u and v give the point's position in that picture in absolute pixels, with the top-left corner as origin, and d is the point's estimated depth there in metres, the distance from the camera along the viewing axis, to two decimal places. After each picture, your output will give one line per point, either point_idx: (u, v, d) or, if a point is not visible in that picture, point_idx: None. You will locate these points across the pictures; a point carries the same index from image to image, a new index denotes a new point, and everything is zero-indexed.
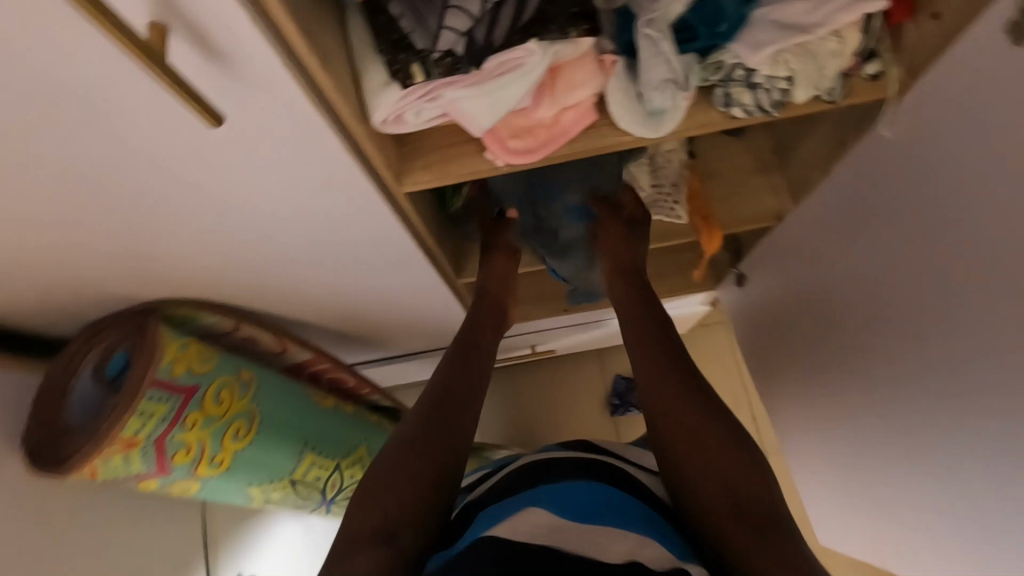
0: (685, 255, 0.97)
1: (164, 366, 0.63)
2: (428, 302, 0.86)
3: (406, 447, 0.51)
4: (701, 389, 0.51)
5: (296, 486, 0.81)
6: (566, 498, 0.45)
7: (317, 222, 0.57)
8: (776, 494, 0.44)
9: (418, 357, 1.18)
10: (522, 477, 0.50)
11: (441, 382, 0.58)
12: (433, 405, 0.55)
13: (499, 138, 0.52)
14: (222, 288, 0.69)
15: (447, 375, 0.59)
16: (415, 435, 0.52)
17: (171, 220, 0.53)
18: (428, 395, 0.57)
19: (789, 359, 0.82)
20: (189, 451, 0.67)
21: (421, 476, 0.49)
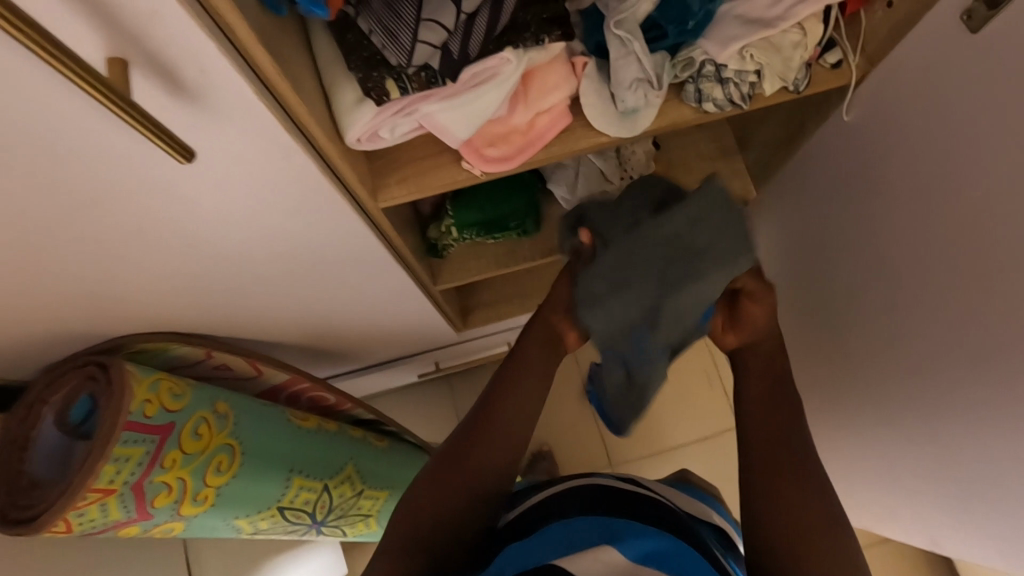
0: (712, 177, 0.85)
1: (136, 407, 0.59)
2: (405, 311, 0.84)
3: (439, 465, 0.52)
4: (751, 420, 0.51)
5: (285, 512, 0.78)
6: (623, 534, 0.44)
7: (292, 244, 0.55)
8: (837, 527, 0.44)
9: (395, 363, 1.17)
10: (576, 505, 0.49)
11: (462, 437, 0.53)
12: (462, 436, 0.53)
13: (475, 148, 0.51)
14: (192, 318, 0.66)
15: (468, 430, 0.53)
16: (447, 451, 0.53)
17: (135, 256, 0.50)
18: (448, 446, 0.53)
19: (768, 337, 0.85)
20: (171, 491, 0.63)
21: (452, 490, 0.50)
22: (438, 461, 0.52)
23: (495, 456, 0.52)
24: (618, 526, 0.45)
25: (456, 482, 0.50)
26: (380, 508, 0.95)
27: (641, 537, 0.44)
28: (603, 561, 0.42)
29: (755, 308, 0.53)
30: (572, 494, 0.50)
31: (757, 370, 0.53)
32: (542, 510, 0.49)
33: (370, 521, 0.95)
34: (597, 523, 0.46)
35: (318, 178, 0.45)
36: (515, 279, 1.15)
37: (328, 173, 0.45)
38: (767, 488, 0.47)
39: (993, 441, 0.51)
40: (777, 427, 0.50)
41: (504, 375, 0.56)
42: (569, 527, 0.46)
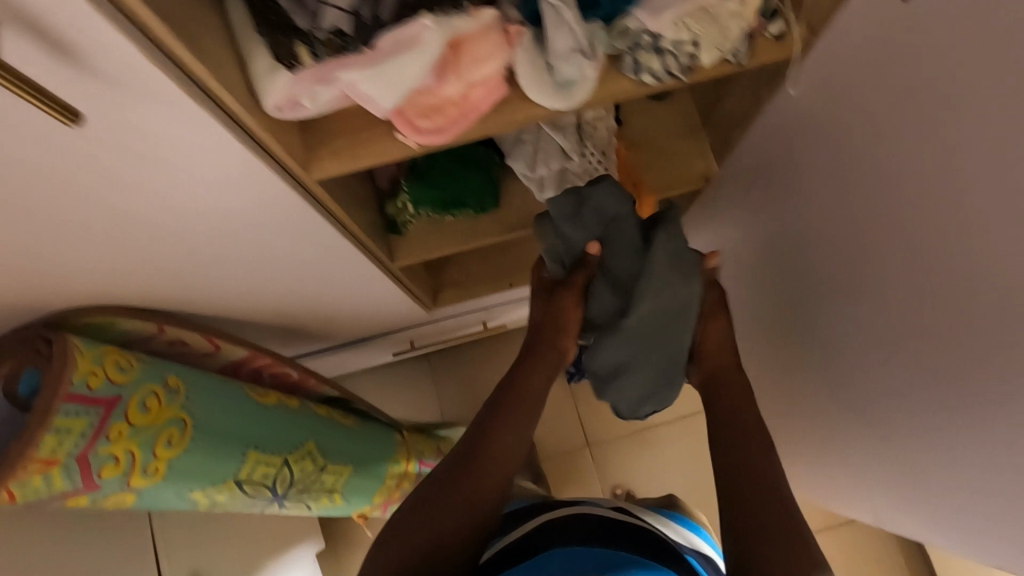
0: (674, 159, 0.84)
1: (78, 380, 0.59)
2: (368, 289, 0.85)
3: (445, 476, 0.60)
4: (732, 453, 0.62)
5: (243, 486, 0.79)
6: (618, 566, 0.55)
7: (233, 221, 0.56)
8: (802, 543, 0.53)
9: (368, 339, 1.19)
10: (585, 533, 0.60)
11: (468, 450, 0.62)
12: (468, 450, 0.62)
13: (407, 119, 0.50)
14: (141, 294, 0.66)
15: (473, 445, 0.62)
16: (451, 472, 0.60)
17: (74, 235, 0.50)
18: (453, 459, 0.61)
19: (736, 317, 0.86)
20: (118, 463, 0.63)
21: (458, 507, 0.57)
22: (447, 478, 0.59)
23: (497, 471, 0.61)
24: (616, 557, 0.56)
25: (470, 496, 0.59)
26: (345, 483, 0.96)
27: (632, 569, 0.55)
28: None
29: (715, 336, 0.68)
30: (581, 523, 0.62)
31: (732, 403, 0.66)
32: (556, 532, 0.61)
33: (335, 497, 0.96)
34: (597, 552, 0.57)
35: (239, 149, 0.45)
36: (485, 258, 1.15)
37: (247, 141, 0.45)
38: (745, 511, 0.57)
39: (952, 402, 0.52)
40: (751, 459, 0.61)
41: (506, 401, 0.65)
42: (573, 551, 0.57)
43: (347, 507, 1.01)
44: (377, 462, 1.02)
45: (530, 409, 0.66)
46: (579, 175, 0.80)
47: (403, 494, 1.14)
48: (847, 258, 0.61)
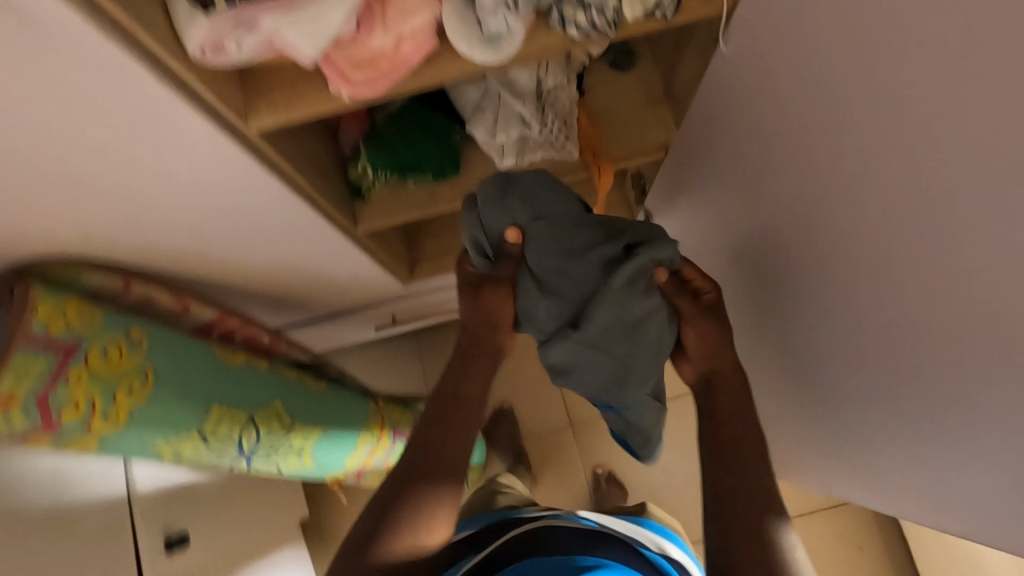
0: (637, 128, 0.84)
1: (38, 325, 0.63)
2: (334, 252, 0.88)
3: (396, 488, 0.57)
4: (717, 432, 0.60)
5: (208, 439, 0.82)
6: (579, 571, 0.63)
7: (182, 176, 0.59)
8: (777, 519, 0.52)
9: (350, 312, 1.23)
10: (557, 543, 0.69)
11: (416, 456, 0.59)
12: (417, 455, 0.59)
13: (339, 70, 0.51)
14: (104, 248, 0.70)
15: (421, 450, 0.59)
16: (400, 480, 0.58)
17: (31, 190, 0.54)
18: (401, 469, 0.59)
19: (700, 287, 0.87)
20: (79, 407, 0.66)
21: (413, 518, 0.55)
22: (412, 488, 0.56)
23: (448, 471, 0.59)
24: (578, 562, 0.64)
25: (446, 503, 0.57)
26: (314, 444, 0.99)
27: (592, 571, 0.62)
28: None
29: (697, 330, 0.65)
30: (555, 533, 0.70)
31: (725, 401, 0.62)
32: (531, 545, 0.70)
33: (304, 458, 0.99)
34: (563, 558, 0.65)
35: (167, 96, 0.47)
36: (460, 233, 1.16)
37: (176, 87, 0.48)
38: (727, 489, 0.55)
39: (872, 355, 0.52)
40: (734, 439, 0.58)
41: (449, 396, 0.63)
42: (543, 560, 0.66)
43: (318, 468, 1.04)
44: (349, 425, 1.05)
45: (472, 401, 0.64)
46: (540, 142, 0.81)
47: (378, 462, 1.16)
48: (794, 212, 0.61)
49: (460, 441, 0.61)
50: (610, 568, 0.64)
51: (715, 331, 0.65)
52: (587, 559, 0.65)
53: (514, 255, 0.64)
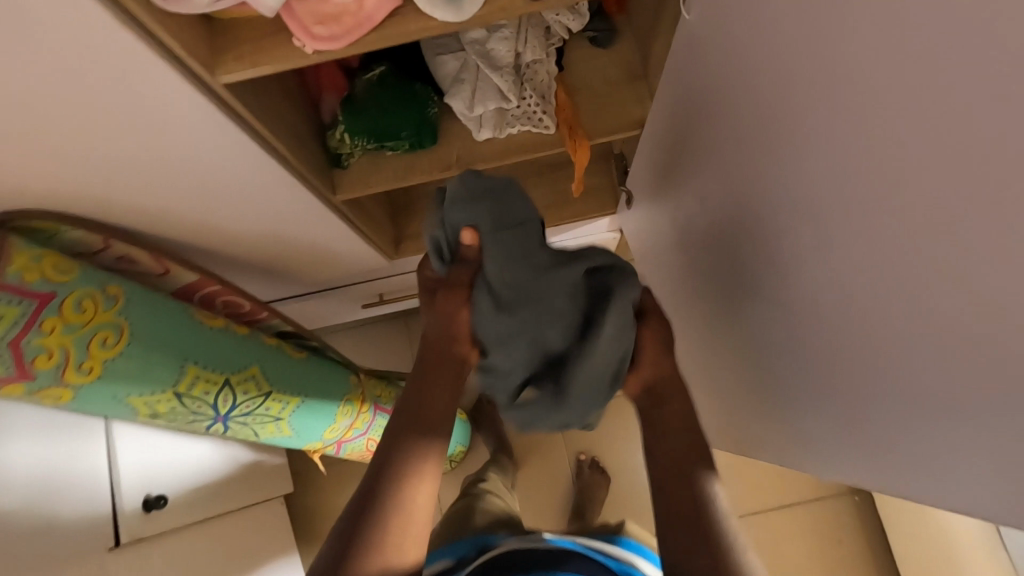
0: (615, 107, 0.85)
1: (11, 273, 0.65)
2: (311, 221, 0.89)
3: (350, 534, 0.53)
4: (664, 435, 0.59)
5: (183, 399, 0.83)
6: None
7: (151, 129, 0.60)
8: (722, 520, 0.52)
9: (336, 290, 1.24)
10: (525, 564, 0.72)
11: (371, 497, 0.54)
12: (371, 495, 0.55)
13: (303, 24, 0.53)
14: (82, 203, 0.71)
15: (376, 490, 0.55)
16: (352, 524, 0.53)
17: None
18: (353, 513, 0.54)
19: (670, 269, 0.87)
20: (51, 356, 0.68)
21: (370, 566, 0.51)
22: (379, 515, 0.53)
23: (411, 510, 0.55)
24: None
25: (417, 526, 0.54)
26: (292, 413, 1.00)
27: None
28: None
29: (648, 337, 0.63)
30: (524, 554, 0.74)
31: (670, 406, 0.61)
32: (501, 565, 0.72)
33: (281, 425, 1.01)
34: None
35: (131, 42, 0.49)
36: None
37: (141, 32, 0.49)
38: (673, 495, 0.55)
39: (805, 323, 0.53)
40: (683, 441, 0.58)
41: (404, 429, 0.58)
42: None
43: (296, 437, 1.06)
44: (328, 396, 1.06)
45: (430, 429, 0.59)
46: (519, 116, 0.82)
47: (358, 435, 1.17)
48: None
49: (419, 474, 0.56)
50: None
51: (666, 339, 0.63)
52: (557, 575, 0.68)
53: (468, 260, 0.61)
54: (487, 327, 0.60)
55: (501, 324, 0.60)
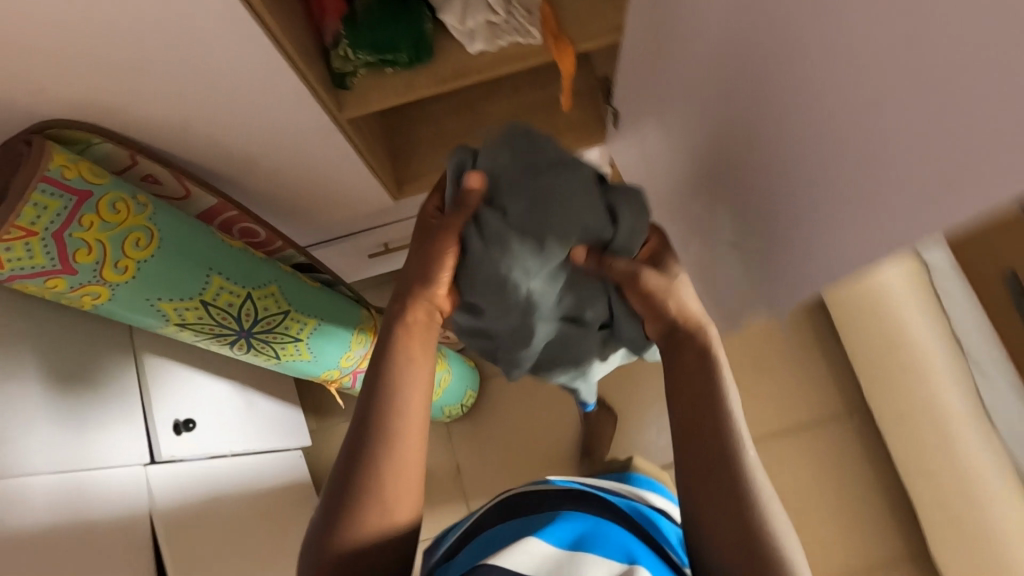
0: (596, 16, 0.91)
1: (53, 168, 0.70)
2: (320, 144, 0.95)
3: (345, 466, 0.59)
4: (693, 415, 0.59)
5: (210, 308, 0.89)
6: (541, 520, 0.64)
7: (173, 15, 0.66)
8: (738, 484, 0.56)
9: (349, 238, 1.31)
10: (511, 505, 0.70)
11: (363, 437, 0.60)
12: (363, 436, 0.60)
13: None
14: (110, 114, 0.77)
15: (366, 432, 0.60)
16: (347, 462, 0.59)
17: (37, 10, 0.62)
18: (347, 447, 0.60)
19: (657, 173, 0.93)
20: (90, 251, 0.74)
21: (365, 499, 0.57)
22: (360, 493, 0.58)
23: (405, 452, 0.59)
24: (535, 522, 0.64)
25: (406, 492, 0.59)
26: (310, 334, 1.05)
27: (554, 531, 0.60)
28: (529, 551, 0.57)
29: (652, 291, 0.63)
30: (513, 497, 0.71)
31: (683, 372, 0.61)
32: (492, 512, 0.70)
33: (301, 348, 1.06)
34: (520, 521, 0.65)
35: None
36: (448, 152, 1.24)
37: None
38: (699, 481, 0.57)
39: (763, 148, 0.58)
40: (703, 419, 0.59)
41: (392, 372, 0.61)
42: (501, 532, 0.65)
43: (314, 363, 1.11)
44: (342, 322, 1.11)
45: (419, 373, 0.62)
46: (508, 30, 0.89)
47: None
48: None
49: (409, 417, 0.60)
50: (571, 521, 0.63)
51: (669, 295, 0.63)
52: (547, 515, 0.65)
53: (468, 204, 0.62)
54: (482, 276, 0.63)
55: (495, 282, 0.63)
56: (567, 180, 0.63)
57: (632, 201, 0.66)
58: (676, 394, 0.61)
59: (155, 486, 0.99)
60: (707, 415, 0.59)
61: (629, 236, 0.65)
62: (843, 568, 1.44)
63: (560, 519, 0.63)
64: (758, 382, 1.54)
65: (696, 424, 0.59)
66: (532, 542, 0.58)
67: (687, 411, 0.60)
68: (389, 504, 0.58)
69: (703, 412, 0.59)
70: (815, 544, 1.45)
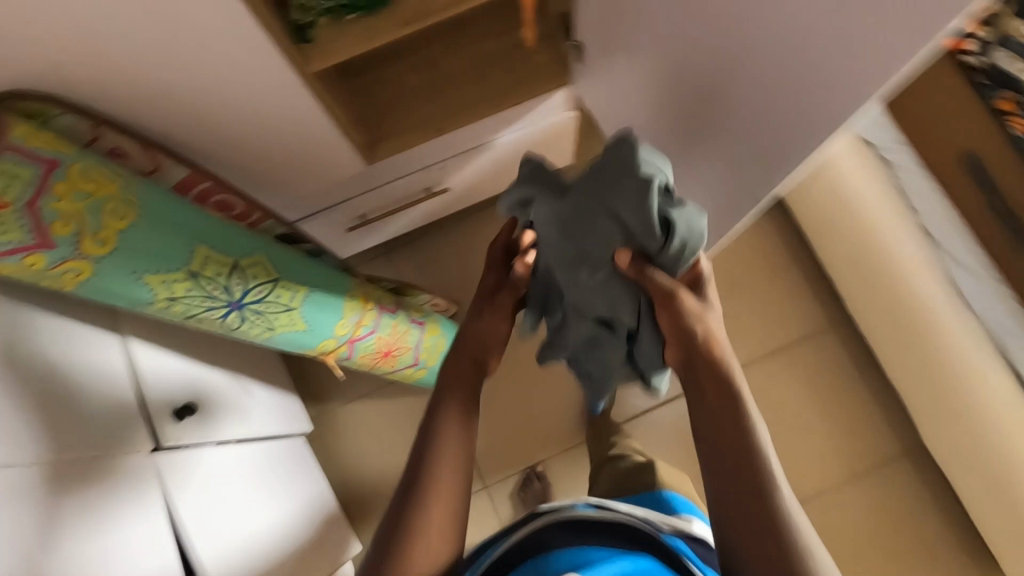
0: None
1: (17, 136, 0.69)
2: (291, 103, 0.94)
3: (404, 491, 0.77)
4: (722, 435, 0.70)
5: (198, 280, 0.87)
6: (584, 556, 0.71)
7: None
8: (765, 494, 0.66)
9: (344, 205, 1.32)
10: (553, 535, 0.77)
11: (417, 466, 0.78)
12: (417, 465, 0.78)
13: None
14: (71, 79, 0.75)
15: (420, 460, 0.78)
16: (405, 485, 0.77)
17: None
18: (405, 473, 0.78)
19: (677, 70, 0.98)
20: (67, 222, 0.72)
21: (411, 517, 0.73)
22: (413, 513, 0.74)
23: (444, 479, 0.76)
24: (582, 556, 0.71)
25: (445, 517, 0.74)
26: (302, 302, 1.03)
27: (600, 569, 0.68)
28: None
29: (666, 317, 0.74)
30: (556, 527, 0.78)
31: (709, 398, 0.72)
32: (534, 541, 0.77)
33: (295, 318, 1.04)
34: (567, 554, 0.72)
35: None
36: (420, 109, 1.23)
37: None
38: (729, 491, 0.67)
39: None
40: (731, 440, 0.69)
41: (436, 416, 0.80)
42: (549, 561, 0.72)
43: (309, 333, 1.09)
44: (331, 289, 1.09)
45: (452, 414, 0.81)
46: None
47: (367, 334, 1.21)
48: None
49: (446, 450, 0.78)
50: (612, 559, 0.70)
51: (681, 321, 0.73)
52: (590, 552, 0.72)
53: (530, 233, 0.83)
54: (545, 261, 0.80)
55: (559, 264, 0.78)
56: (627, 183, 0.72)
57: (682, 215, 0.72)
58: (710, 419, 0.72)
59: (174, 501, 0.96)
60: (736, 436, 0.69)
61: (670, 254, 0.72)
62: (845, 473, 1.49)
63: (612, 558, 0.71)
64: (747, 311, 1.58)
65: (726, 445, 0.69)
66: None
67: (719, 430, 0.70)
68: (435, 531, 0.73)
69: (732, 431, 0.70)
70: (817, 459, 1.51)
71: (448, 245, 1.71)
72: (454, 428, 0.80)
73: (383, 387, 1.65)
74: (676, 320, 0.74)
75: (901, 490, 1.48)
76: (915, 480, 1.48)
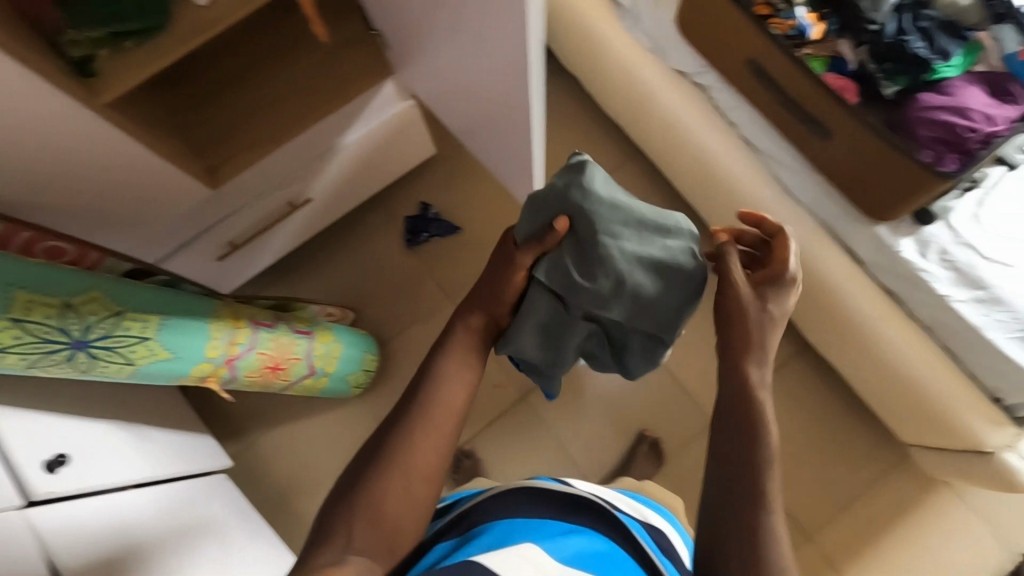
0: None
1: None
2: (89, 133, 0.97)
3: (364, 457, 0.82)
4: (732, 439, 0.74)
5: (25, 325, 0.88)
6: (532, 524, 0.79)
7: None
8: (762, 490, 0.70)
9: (205, 234, 1.33)
10: (507, 504, 0.82)
11: (390, 435, 0.82)
12: (393, 434, 0.82)
13: None
14: None
15: (395, 432, 0.82)
16: (373, 452, 0.81)
17: None
18: (378, 437, 0.83)
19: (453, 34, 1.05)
20: None
21: (373, 489, 0.78)
22: (376, 482, 0.78)
23: (414, 459, 0.80)
24: (533, 530, 0.77)
25: (403, 494, 0.78)
26: (157, 330, 1.04)
27: (546, 533, 0.77)
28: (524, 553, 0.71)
29: (727, 302, 0.78)
30: (513, 498, 0.83)
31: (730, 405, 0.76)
32: (484, 509, 0.82)
33: (153, 348, 1.05)
34: (518, 525, 0.78)
35: None
36: (254, 125, 1.26)
37: None
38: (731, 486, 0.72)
39: None
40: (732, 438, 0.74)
41: (422, 388, 0.85)
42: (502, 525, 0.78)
43: (176, 360, 1.10)
44: (189, 314, 1.11)
45: (444, 394, 0.84)
46: None
47: (245, 352, 1.22)
48: None
49: (424, 433, 0.81)
50: (561, 532, 0.77)
51: (740, 306, 0.77)
52: (542, 528, 0.78)
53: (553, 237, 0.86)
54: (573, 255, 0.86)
55: (563, 242, 0.87)
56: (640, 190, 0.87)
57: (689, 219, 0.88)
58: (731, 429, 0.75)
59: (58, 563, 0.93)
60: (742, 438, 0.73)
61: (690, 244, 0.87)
62: None
63: (569, 538, 0.76)
64: None
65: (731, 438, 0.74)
66: (530, 549, 0.73)
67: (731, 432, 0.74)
68: (397, 508, 0.77)
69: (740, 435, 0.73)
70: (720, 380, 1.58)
71: (336, 257, 1.73)
72: (437, 403, 0.84)
73: (302, 409, 1.66)
74: (744, 307, 0.77)
75: (801, 389, 1.56)
76: (811, 378, 1.57)
